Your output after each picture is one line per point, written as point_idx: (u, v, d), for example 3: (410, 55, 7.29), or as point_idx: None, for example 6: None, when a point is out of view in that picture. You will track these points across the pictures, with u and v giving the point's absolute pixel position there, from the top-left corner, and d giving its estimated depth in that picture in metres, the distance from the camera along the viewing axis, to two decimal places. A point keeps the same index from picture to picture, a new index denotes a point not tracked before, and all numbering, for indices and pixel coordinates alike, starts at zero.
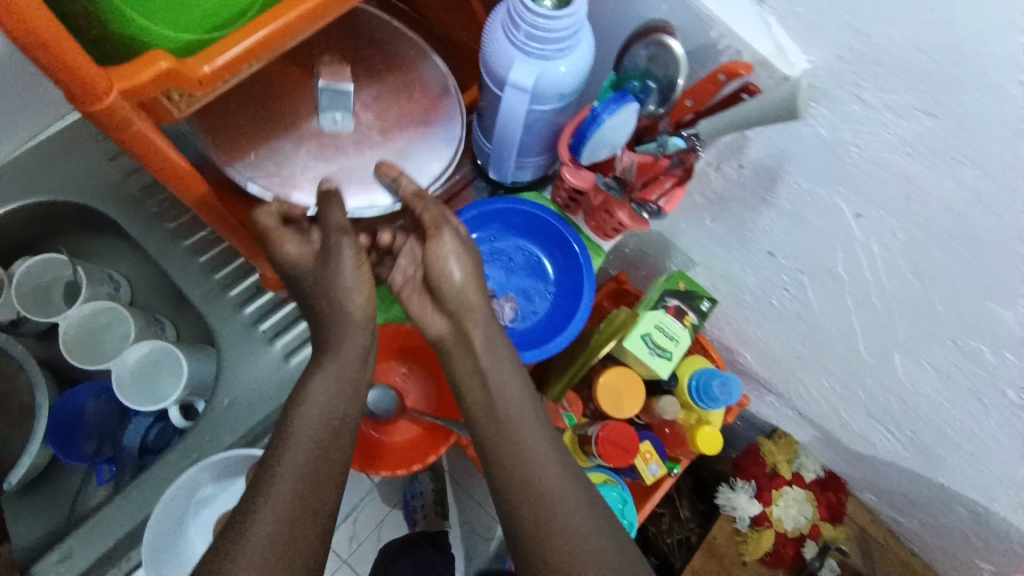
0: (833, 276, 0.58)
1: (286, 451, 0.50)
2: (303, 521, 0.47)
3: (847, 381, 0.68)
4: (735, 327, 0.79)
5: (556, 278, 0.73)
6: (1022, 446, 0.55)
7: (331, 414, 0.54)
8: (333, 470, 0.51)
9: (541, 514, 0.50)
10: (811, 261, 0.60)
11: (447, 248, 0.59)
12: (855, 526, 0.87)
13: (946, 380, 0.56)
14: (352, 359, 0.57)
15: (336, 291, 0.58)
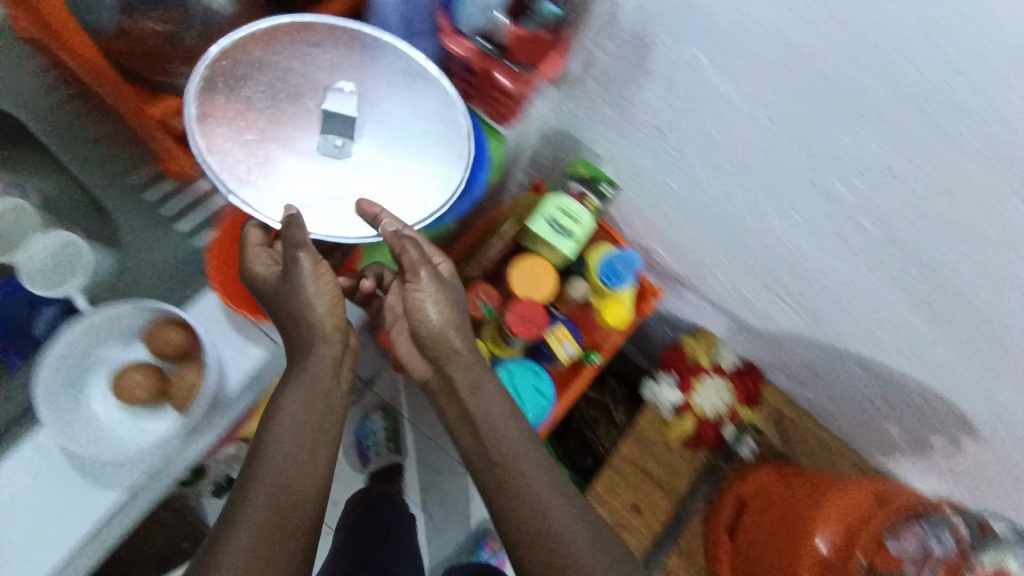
0: (710, 141, 0.61)
1: (263, 479, 0.53)
2: (282, 548, 0.50)
3: (740, 253, 0.73)
4: (645, 221, 0.82)
5: None
6: (884, 277, 0.60)
7: (298, 437, 0.56)
8: (308, 496, 0.54)
9: (526, 531, 0.54)
10: (691, 131, 0.62)
11: (425, 290, 0.58)
12: (772, 409, 0.93)
13: (813, 225, 0.61)
14: (324, 376, 0.59)
15: (302, 315, 0.59)
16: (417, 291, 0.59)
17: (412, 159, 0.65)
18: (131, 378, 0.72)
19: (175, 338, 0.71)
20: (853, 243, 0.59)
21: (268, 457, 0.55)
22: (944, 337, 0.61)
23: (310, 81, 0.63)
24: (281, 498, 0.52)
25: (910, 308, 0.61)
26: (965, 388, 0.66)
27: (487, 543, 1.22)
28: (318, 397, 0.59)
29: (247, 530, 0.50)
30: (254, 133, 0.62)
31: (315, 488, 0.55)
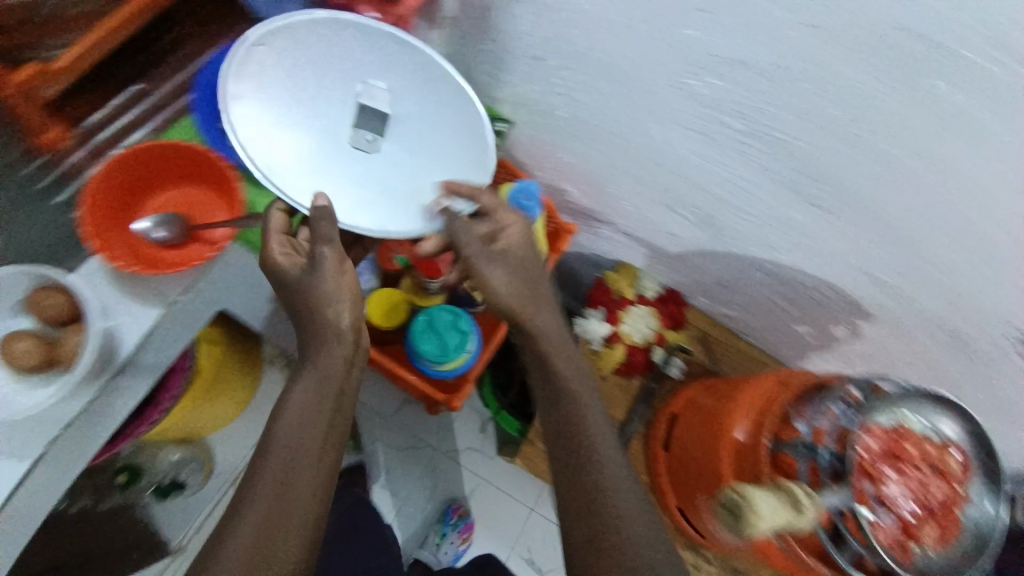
0: (582, 57, 0.65)
1: (261, 477, 0.52)
2: (278, 549, 0.49)
3: (637, 174, 0.77)
4: (550, 159, 0.84)
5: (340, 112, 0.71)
6: (755, 171, 0.66)
7: (296, 437, 0.56)
8: (309, 488, 0.53)
9: (577, 508, 0.54)
10: (566, 51, 0.65)
11: (496, 263, 0.64)
12: (696, 330, 0.98)
13: (688, 131, 0.66)
14: (336, 369, 0.61)
15: (333, 307, 0.62)
16: (490, 264, 0.65)
17: (431, 152, 0.73)
18: (24, 349, 0.61)
19: (59, 303, 0.63)
20: (719, 140, 0.65)
21: (268, 456, 0.54)
22: (816, 220, 0.67)
23: (326, 86, 0.68)
24: (283, 486, 0.52)
25: (784, 197, 0.67)
26: (846, 270, 0.71)
27: (453, 509, 1.21)
28: (328, 389, 0.60)
29: (242, 529, 0.49)
30: (291, 135, 0.67)
31: (315, 484, 0.54)
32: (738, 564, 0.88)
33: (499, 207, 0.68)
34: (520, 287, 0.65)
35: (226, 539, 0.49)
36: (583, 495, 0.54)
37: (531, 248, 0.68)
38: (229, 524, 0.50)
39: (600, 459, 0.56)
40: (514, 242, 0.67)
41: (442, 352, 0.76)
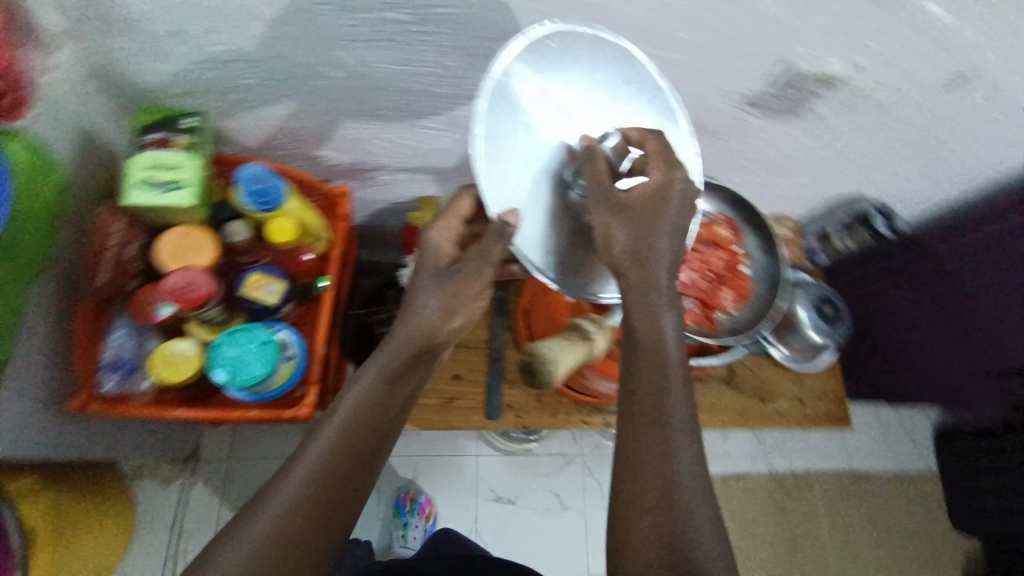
0: (214, 12, 0.55)
1: (274, 491, 0.46)
2: (315, 524, 0.45)
3: (370, 110, 0.70)
4: (277, 132, 0.73)
5: None
6: (459, 55, 0.62)
7: (331, 454, 0.48)
8: (358, 462, 0.49)
9: (628, 432, 0.46)
10: (192, 9, 0.55)
11: (628, 220, 0.50)
12: None
13: (376, 48, 0.60)
14: (403, 354, 0.55)
15: (442, 312, 0.57)
16: (617, 218, 0.50)
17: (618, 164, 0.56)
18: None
19: None
20: (404, 41, 0.59)
21: (293, 471, 0.47)
22: None
23: (563, 99, 0.52)
24: (331, 464, 0.48)
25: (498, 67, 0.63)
26: None
27: (403, 498, 1.20)
28: (393, 373, 0.55)
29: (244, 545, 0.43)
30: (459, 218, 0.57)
31: (337, 480, 0.47)
32: None
33: (676, 174, 0.51)
34: (636, 253, 0.50)
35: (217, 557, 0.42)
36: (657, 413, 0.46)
37: (666, 206, 0.51)
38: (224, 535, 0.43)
39: (642, 394, 0.47)
40: (648, 199, 0.50)
41: (259, 375, 0.67)
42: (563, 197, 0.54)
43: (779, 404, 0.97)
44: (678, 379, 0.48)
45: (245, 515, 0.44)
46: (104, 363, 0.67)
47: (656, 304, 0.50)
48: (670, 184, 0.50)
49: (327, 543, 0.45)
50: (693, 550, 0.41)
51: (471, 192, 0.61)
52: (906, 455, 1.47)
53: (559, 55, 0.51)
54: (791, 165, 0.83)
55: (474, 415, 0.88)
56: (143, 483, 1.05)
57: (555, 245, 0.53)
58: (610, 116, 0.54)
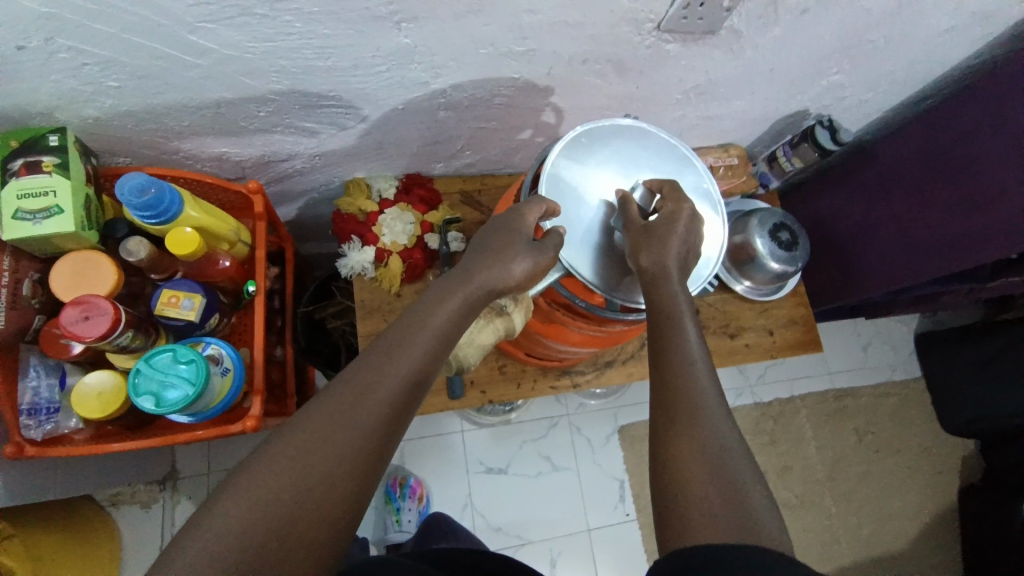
0: (43, 16, 0.48)
1: (289, 442, 0.43)
2: (303, 504, 0.42)
3: (258, 95, 0.65)
4: (165, 133, 0.67)
5: None
6: (332, 19, 0.56)
7: (364, 409, 0.46)
8: (368, 441, 0.45)
9: (665, 406, 0.51)
10: (15, 18, 0.47)
11: (654, 238, 0.56)
12: (455, 194, 0.95)
13: (239, 27, 0.54)
14: (436, 325, 0.51)
15: (489, 279, 0.53)
16: (643, 239, 0.56)
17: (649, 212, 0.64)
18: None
19: None
20: (266, 13, 0.53)
21: (316, 423, 0.44)
22: (425, 30, 0.59)
23: (599, 175, 0.63)
24: (330, 440, 0.44)
25: (379, 28, 0.58)
26: (491, 57, 0.66)
27: (393, 484, 1.20)
28: (425, 345, 0.50)
29: (253, 493, 0.41)
30: (503, 234, 0.56)
31: (368, 430, 0.45)
32: (609, 358, 0.91)
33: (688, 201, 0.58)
34: (661, 263, 0.55)
35: (210, 515, 0.40)
36: (682, 384, 0.51)
37: (679, 223, 0.57)
38: (220, 493, 0.42)
39: (678, 380, 0.52)
40: (666, 220, 0.57)
41: (188, 397, 0.62)
42: (609, 239, 0.61)
43: (747, 338, 0.97)
44: (695, 340, 0.54)
45: (229, 480, 0.42)
46: (22, 407, 0.63)
47: (671, 284, 0.55)
48: (679, 210, 0.58)
49: (314, 529, 0.42)
50: (747, 528, 0.44)
51: (547, 201, 0.57)
52: (884, 365, 1.49)
53: (594, 145, 0.64)
54: (716, 86, 0.79)
55: (438, 396, 0.85)
56: (125, 510, 1.03)
57: (605, 273, 0.60)
58: (637, 171, 0.64)
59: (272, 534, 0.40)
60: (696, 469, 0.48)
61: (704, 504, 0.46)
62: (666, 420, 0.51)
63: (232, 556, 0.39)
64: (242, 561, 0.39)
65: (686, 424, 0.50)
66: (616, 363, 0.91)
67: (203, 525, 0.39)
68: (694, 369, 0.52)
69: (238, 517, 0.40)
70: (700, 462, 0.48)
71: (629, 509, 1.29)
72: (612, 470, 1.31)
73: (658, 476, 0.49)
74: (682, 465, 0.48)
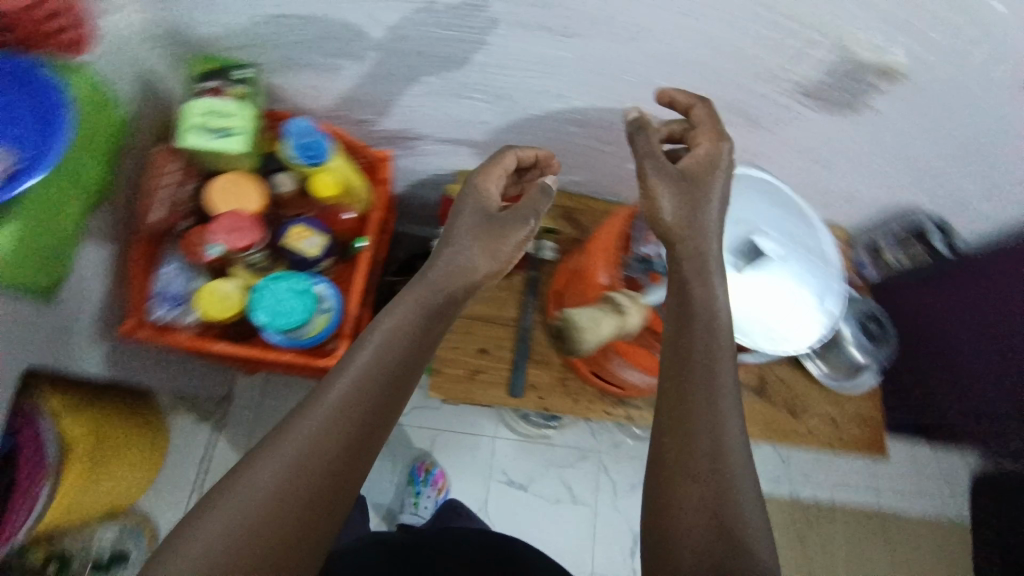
0: None
1: (293, 437, 0.50)
2: (301, 486, 0.48)
3: (415, 76, 0.72)
4: (324, 91, 0.75)
5: (33, 110, 0.55)
6: (503, 24, 0.62)
7: (345, 406, 0.53)
8: (352, 430, 0.52)
9: (676, 426, 0.54)
10: None
11: (671, 184, 0.60)
12: (557, 208, 0.97)
13: (422, 9, 0.61)
14: (415, 317, 0.59)
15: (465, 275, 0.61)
16: (662, 180, 0.60)
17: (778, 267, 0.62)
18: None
19: None
20: (451, 4, 0.60)
21: (302, 421, 0.51)
22: (581, 49, 0.65)
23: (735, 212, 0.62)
24: (322, 433, 0.51)
25: (541, 38, 0.64)
26: (635, 86, 0.70)
27: (418, 466, 1.23)
28: (405, 339, 0.57)
29: (251, 487, 0.48)
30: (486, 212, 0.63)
31: (354, 419, 0.53)
32: None
33: (705, 121, 0.62)
34: (683, 219, 0.59)
35: (232, 491, 0.48)
36: (696, 415, 0.54)
37: (711, 171, 0.60)
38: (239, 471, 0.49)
39: (694, 409, 0.54)
40: (698, 170, 0.60)
41: (298, 321, 0.70)
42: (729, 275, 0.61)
43: (811, 422, 0.94)
44: (724, 378, 0.56)
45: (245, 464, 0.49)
46: (154, 294, 0.71)
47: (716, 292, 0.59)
48: (717, 153, 0.60)
49: (312, 509, 0.49)
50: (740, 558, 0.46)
51: (515, 149, 0.68)
52: (939, 498, 1.39)
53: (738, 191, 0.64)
54: (839, 163, 0.81)
55: (495, 391, 0.87)
56: (179, 417, 1.11)
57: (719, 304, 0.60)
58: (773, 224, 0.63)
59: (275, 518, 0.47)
60: (700, 507, 0.50)
61: (698, 519, 0.49)
62: (675, 443, 0.53)
63: (233, 546, 0.45)
64: (249, 538, 0.46)
65: (699, 450, 0.52)
66: None
67: (221, 504, 0.47)
68: (717, 405, 0.54)
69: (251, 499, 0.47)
70: (701, 498, 0.50)
71: (636, 565, 1.25)
72: (629, 521, 1.28)
73: (653, 496, 0.53)
74: (686, 487, 0.51)
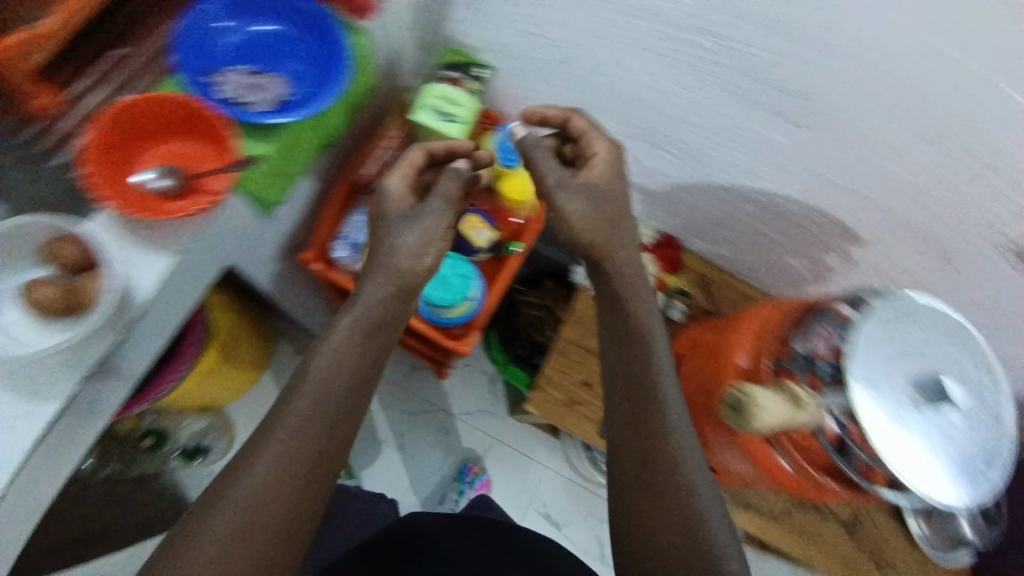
0: None
1: (276, 449, 0.51)
2: (287, 484, 0.50)
3: (621, 115, 0.76)
4: (532, 103, 0.81)
5: (317, 57, 0.63)
6: (732, 95, 0.65)
7: (293, 448, 0.52)
8: (329, 420, 0.54)
9: (659, 525, 0.54)
10: None
11: (576, 191, 0.62)
12: (696, 274, 0.97)
13: (664, 59, 0.64)
14: (384, 307, 0.60)
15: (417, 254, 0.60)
16: (568, 192, 0.62)
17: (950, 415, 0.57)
18: (43, 298, 0.50)
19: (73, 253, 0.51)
20: (694, 63, 0.63)
21: (249, 474, 0.50)
22: (798, 139, 0.66)
23: (935, 351, 0.59)
24: (302, 435, 0.52)
25: (763, 118, 0.65)
26: (835, 189, 0.69)
27: (469, 467, 1.26)
28: (371, 331, 0.59)
29: (237, 505, 0.49)
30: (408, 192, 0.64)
31: (332, 411, 0.54)
32: (748, 499, 0.90)
33: (590, 130, 0.65)
34: (589, 233, 0.62)
35: (223, 504, 0.49)
36: (668, 499, 0.54)
37: (617, 180, 0.64)
38: (230, 482, 0.50)
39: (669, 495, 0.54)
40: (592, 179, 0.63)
41: (450, 298, 0.77)
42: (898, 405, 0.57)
43: None
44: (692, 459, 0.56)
45: (230, 478, 0.50)
46: (340, 235, 0.79)
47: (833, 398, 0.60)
48: (614, 156, 0.64)
49: (299, 504, 0.51)
50: None
51: (427, 144, 0.67)
52: None
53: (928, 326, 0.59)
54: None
55: (588, 425, 0.89)
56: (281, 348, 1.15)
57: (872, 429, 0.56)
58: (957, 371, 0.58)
59: (233, 573, 0.47)
60: None
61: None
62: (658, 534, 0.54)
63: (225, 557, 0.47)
64: (249, 545, 0.48)
65: (670, 535, 0.53)
66: (752, 509, 0.90)
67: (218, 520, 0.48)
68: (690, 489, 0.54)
69: (244, 507, 0.49)
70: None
71: None
72: None
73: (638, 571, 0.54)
74: (647, 514, 0.55)
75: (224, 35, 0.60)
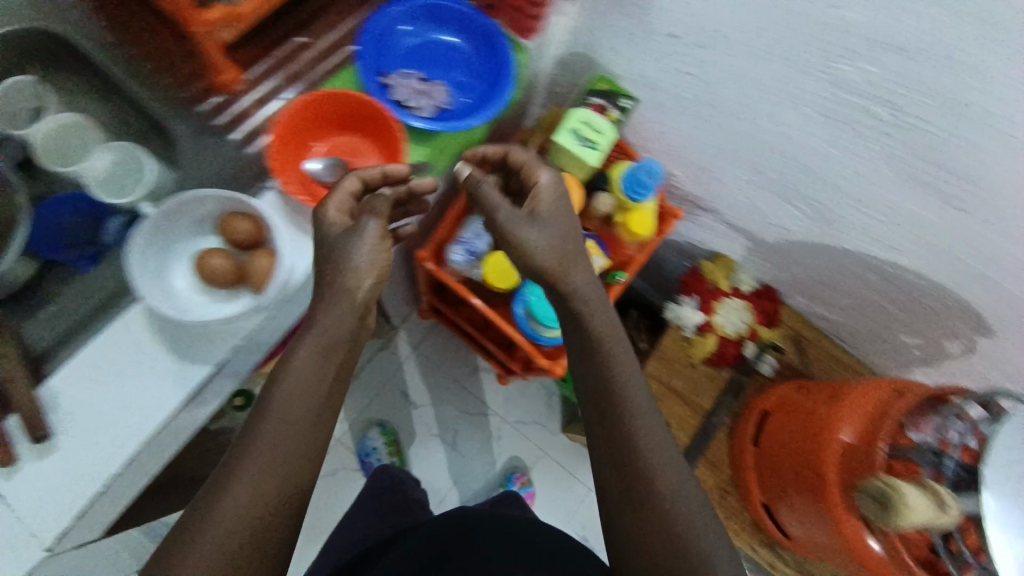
0: (720, 36, 0.62)
1: (233, 495, 0.44)
2: (261, 527, 0.44)
3: (757, 164, 0.75)
4: (666, 137, 0.81)
5: (481, 75, 0.65)
6: (892, 166, 0.63)
7: (265, 477, 0.45)
8: (297, 450, 0.47)
9: None
10: (701, 22, 0.62)
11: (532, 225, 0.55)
12: (791, 329, 0.95)
13: (827, 119, 0.63)
14: (343, 322, 0.51)
15: (366, 277, 0.52)
16: (522, 226, 0.55)
17: None
18: (212, 264, 0.56)
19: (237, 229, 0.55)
20: (859, 129, 0.61)
21: (206, 535, 0.43)
22: (953, 222, 0.63)
23: None
24: (262, 472, 0.45)
25: (919, 195, 0.63)
26: (980, 278, 0.66)
27: (516, 476, 1.26)
28: (331, 349, 0.50)
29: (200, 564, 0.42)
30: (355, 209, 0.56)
31: (299, 441, 0.47)
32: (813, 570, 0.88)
33: (528, 161, 0.60)
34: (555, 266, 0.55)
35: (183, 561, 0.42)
36: None
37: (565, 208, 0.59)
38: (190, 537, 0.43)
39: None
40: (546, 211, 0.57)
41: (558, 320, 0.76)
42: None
43: None
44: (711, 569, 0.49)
45: (187, 532, 0.43)
46: (458, 239, 0.81)
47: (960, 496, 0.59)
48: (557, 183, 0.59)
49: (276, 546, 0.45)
50: None
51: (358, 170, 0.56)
52: None
53: None
54: None
55: None
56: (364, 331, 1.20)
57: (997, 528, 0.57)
58: None
59: None
60: None
61: None
62: None
63: None
64: None
65: None
66: None
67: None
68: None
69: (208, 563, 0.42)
70: None
71: None
72: None
73: None
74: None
75: (404, 38, 0.65)
